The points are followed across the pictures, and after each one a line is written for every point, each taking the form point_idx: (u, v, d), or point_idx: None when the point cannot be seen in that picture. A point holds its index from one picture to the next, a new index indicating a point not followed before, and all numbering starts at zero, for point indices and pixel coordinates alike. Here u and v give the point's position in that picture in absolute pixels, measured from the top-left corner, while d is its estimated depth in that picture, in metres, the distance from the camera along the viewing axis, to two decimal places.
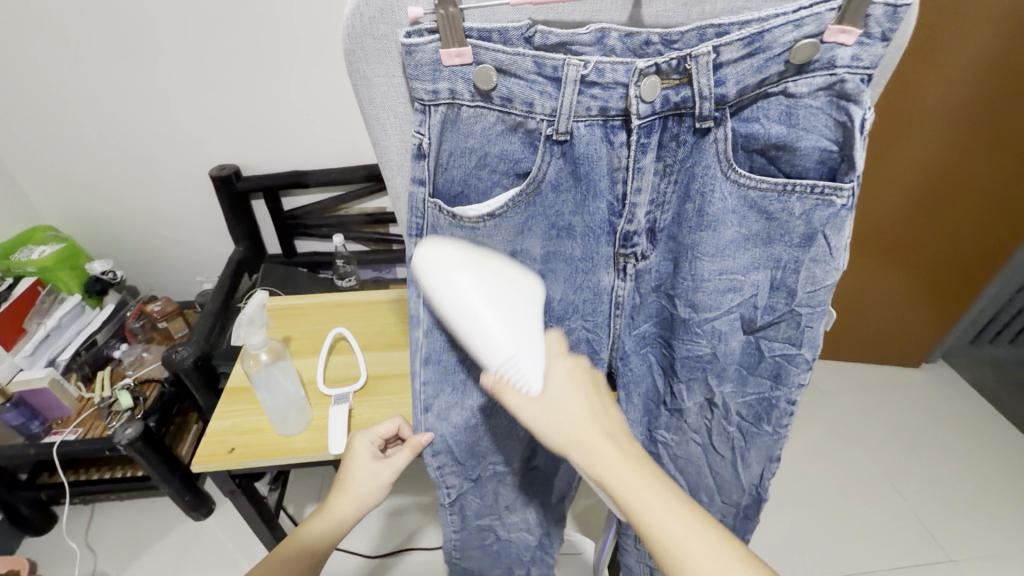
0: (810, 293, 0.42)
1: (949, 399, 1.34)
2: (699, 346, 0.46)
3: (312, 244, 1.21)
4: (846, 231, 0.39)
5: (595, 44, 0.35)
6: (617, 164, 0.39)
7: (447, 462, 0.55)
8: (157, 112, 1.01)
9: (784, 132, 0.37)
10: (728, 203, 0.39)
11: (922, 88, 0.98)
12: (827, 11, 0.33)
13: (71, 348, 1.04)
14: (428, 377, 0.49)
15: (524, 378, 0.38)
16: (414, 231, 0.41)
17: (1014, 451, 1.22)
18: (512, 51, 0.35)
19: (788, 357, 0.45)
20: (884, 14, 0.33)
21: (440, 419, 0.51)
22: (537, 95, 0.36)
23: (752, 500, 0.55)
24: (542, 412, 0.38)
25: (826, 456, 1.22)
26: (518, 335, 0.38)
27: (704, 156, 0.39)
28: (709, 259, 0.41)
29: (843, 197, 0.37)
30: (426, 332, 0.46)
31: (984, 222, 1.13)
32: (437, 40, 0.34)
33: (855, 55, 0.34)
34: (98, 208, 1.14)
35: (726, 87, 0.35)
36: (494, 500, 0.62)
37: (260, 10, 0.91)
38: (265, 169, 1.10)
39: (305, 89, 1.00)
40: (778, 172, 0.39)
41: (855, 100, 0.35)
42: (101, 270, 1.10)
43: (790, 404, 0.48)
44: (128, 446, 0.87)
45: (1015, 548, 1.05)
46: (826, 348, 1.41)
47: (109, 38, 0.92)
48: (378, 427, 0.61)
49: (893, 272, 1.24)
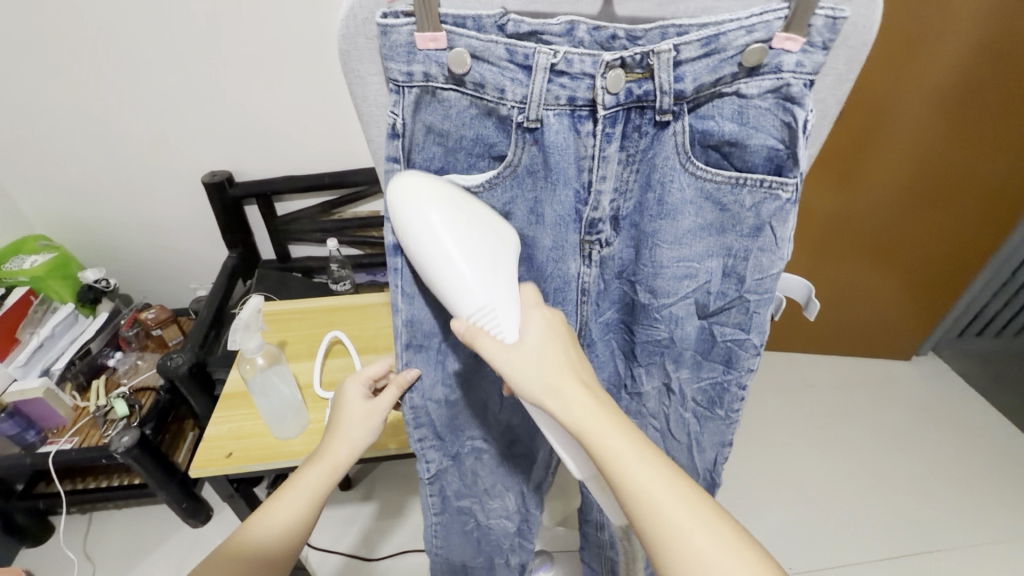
0: (758, 281, 0.43)
1: (938, 390, 1.37)
2: (658, 330, 0.48)
3: (305, 248, 1.22)
4: (792, 224, 0.40)
5: (564, 36, 0.36)
6: (583, 153, 0.40)
7: (427, 435, 0.56)
8: (148, 119, 1.01)
9: (736, 130, 0.38)
10: (685, 194, 0.41)
11: (904, 86, 0.99)
12: (775, 19, 0.35)
13: (66, 357, 1.04)
14: (411, 359, 0.50)
15: (497, 325, 0.39)
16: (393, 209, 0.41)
17: (1001, 440, 1.25)
18: (485, 37, 0.35)
19: (738, 341, 0.47)
20: (825, 25, 0.35)
21: (424, 398, 0.53)
22: (508, 82, 0.37)
23: (707, 485, 0.58)
24: (516, 359, 0.39)
25: (819, 450, 1.23)
26: (493, 281, 0.39)
27: (663, 148, 0.40)
28: (668, 247, 0.43)
29: (788, 191, 0.38)
30: (405, 319, 0.47)
31: (967, 216, 1.16)
32: (413, 22, 0.35)
33: (798, 62, 0.35)
34: (89, 217, 1.14)
35: (683, 83, 0.36)
36: (473, 481, 0.64)
37: (250, 15, 0.91)
38: (257, 175, 1.11)
39: (297, 93, 1.00)
40: (731, 166, 0.40)
41: (799, 102, 0.36)
42: (93, 278, 1.10)
43: (740, 388, 0.50)
44: (124, 454, 0.87)
45: (1003, 535, 1.07)
46: (816, 342, 1.43)
47: (98, 46, 0.92)
48: (366, 370, 0.60)
49: (877, 267, 1.26)
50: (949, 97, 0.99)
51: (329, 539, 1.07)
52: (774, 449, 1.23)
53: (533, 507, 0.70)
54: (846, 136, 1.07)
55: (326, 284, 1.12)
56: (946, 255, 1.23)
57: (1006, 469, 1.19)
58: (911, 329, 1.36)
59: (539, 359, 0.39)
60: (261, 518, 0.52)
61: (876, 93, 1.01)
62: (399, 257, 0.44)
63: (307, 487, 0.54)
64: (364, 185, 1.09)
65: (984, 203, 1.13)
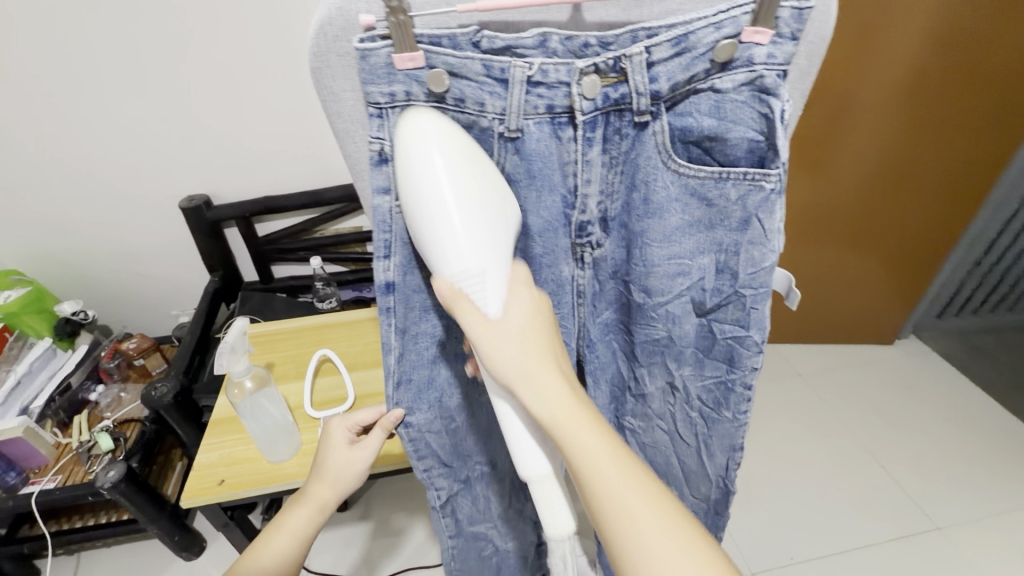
0: (751, 274, 0.43)
1: (922, 370, 1.41)
2: (656, 330, 0.48)
3: (289, 267, 1.20)
4: (779, 213, 0.40)
5: (537, 48, 0.37)
6: (567, 158, 0.41)
7: (433, 465, 0.55)
8: (119, 147, 1.00)
9: (714, 125, 0.39)
10: (670, 191, 0.41)
11: (862, 81, 1.03)
12: (741, 14, 0.36)
13: (44, 394, 1.01)
14: (401, 398, 0.49)
15: (483, 296, 0.37)
16: (384, 248, 0.42)
17: (982, 416, 1.29)
18: (460, 55, 0.36)
19: (738, 339, 0.47)
20: (791, 16, 0.36)
21: (422, 431, 0.52)
22: (487, 96, 0.37)
23: (721, 492, 0.58)
24: (497, 335, 0.37)
25: (813, 437, 1.25)
26: (487, 248, 0.37)
27: (645, 148, 0.40)
28: (658, 245, 0.43)
29: (772, 181, 0.39)
30: (397, 357, 0.47)
31: (935, 205, 1.21)
32: (390, 45, 0.35)
33: (769, 54, 0.37)
34: (62, 248, 1.11)
35: (658, 83, 0.37)
36: (485, 506, 0.63)
37: (218, 37, 0.91)
38: (236, 197, 1.10)
39: (270, 112, 1.00)
40: (713, 161, 0.41)
41: (774, 93, 0.38)
42: (71, 311, 1.09)
43: (745, 386, 0.49)
44: (111, 489, 0.85)
45: (993, 509, 1.09)
46: (801, 330, 1.45)
47: (63, 76, 0.91)
48: (357, 414, 0.58)
49: (860, 254, 1.29)
50: (916, 77, 1.02)
51: (328, 563, 1.05)
52: (770, 441, 1.24)
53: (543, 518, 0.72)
54: (819, 123, 1.09)
55: (312, 303, 1.11)
56: (918, 243, 1.27)
57: (989, 443, 1.22)
58: (888, 313, 1.39)
59: (520, 339, 0.37)
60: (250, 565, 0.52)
61: (836, 90, 1.05)
62: (389, 296, 0.44)
63: (292, 531, 0.54)
64: (345, 202, 1.09)
65: (945, 189, 1.18)
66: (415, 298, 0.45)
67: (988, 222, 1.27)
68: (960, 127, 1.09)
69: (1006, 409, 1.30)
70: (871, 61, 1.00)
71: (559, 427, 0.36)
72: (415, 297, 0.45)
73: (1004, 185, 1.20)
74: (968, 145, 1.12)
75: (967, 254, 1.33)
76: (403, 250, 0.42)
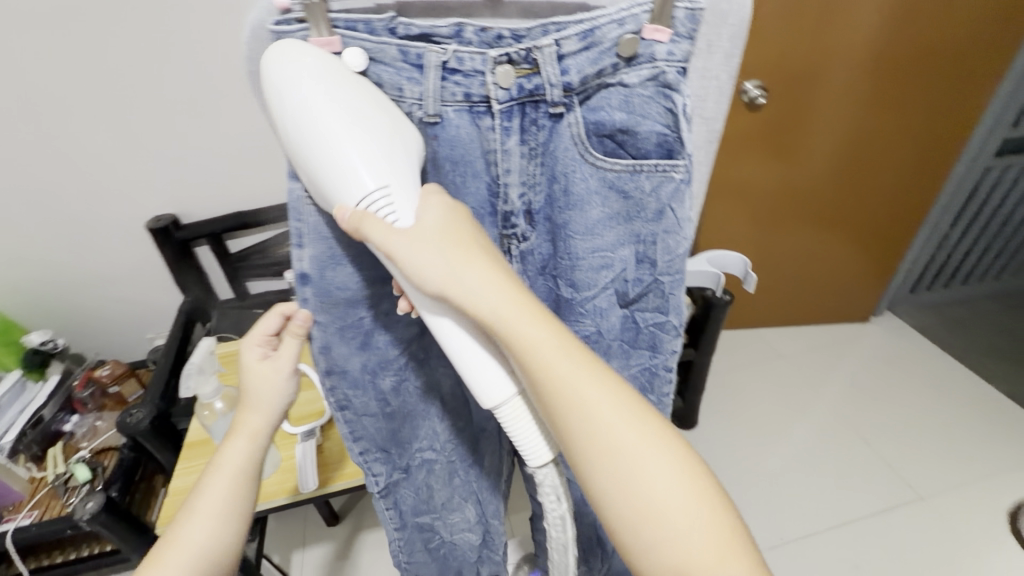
0: (668, 262, 0.46)
1: (899, 343, 1.44)
2: (585, 324, 0.50)
3: (264, 283, 1.19)
4: (689, 204, 0.43)
5: (454, 37, 0.37)
6: (488, 147, 0.41)
7: (370, 448, 0.57)
8: (78, 171, 0.97)
9: (625, 119, 0.41)
10: (590, 183, 0.42)
11: (818, 61, 1.03)
12: (641, 12, 0.38)
13: (14, 429, 0.96)
14: (337, 385, 0.51)
15: (392, 211, 0.36)
16: (297, 236, 0.42)
17: (958, 388, 1.32)
18: (376, 39, 0.37)
19: (660, 325, 0.51)
20: (686, 17, 0.38)
21: (359, 416, 0.54)
22: (405, 81, 0.38)
23: None
24: (416, 240, 0.36)
25: (797, 416, 1.27)
26: (383, 161, 0.36)
27: (561, 141, 0.41)
28: (581, 238, 0.44)
29: (679, 172, 0.41)
30: (324, 351, 0.48)
31: (898, 189, 1.25)
32: (306, 28, 0.36)
33: (670, 51, 0.39)
34: (27, 279, 1.08)
35: (569, 76, 0.38)
36: (428, 496, 0.66)
37: (174, 54, 0.89)
38: (205, 215, 1.08)
39: (231, 127, 0.98)
40: (626, 155, 0.42)
41: (676, 88, 0.40)
42: (39, 341, 1.06)
43: (667, 369, 0.54)
44: (89, 521, 0.81)
45: (973, 475, 1.12)
46: (779, 315, 1.47)
47: (13, 101, 0.88)
48: (257, 327, 0.50)
49: (830, 232, 1.31)
50: (870, 57, 1.03)
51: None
52: (756, 425, 1.25)
53: (493, 516, 0.73)
54: (781, 101, 1.08)
55: None
56: (885, 219, 1.30)
57: (966, 413, 1.26)
58: (860, 292, 1.43)
59: (442, 239, 0.37)
60: (185, 530, 0.47)
61: (801, 65, 1.03)
62: (308, 288, 0.45)
63: (229, 466, 0.50)
64: None
65: (910, 163, 1.21)
66: (338, 293, 0.45)
67: (954, 198, 1.31)
68: (918, 106, 1.12)
69: (981, 378, 1.34)
70: (834, 40, 1.01)
71: (511, 332, 0.36)
72: (336, 293, 0.45)
73: (967, 156, 1.23)
74: (921, 127, 1.15)
75: (939, 224, 1.36)
76: (316, 243, 0.43)
